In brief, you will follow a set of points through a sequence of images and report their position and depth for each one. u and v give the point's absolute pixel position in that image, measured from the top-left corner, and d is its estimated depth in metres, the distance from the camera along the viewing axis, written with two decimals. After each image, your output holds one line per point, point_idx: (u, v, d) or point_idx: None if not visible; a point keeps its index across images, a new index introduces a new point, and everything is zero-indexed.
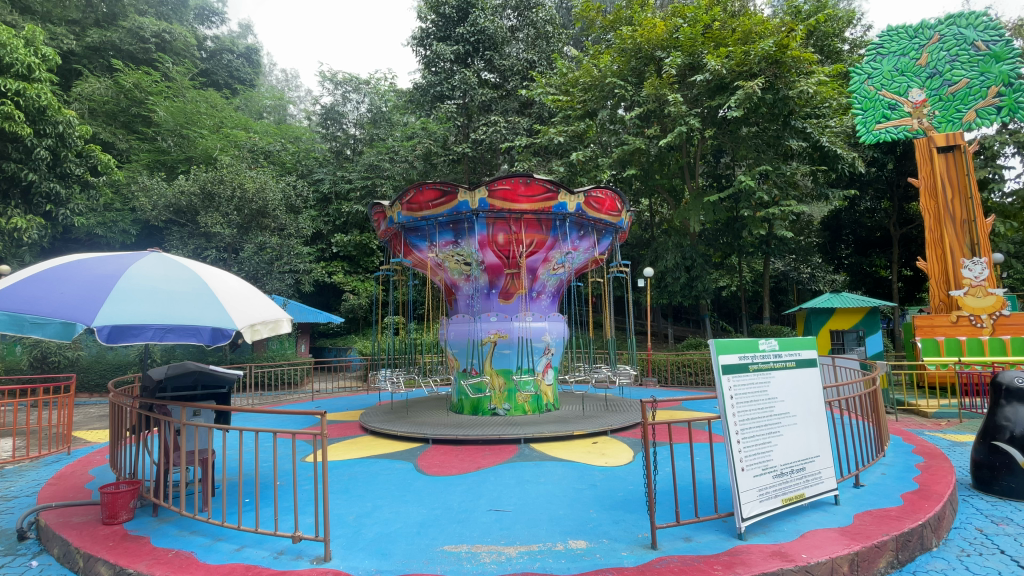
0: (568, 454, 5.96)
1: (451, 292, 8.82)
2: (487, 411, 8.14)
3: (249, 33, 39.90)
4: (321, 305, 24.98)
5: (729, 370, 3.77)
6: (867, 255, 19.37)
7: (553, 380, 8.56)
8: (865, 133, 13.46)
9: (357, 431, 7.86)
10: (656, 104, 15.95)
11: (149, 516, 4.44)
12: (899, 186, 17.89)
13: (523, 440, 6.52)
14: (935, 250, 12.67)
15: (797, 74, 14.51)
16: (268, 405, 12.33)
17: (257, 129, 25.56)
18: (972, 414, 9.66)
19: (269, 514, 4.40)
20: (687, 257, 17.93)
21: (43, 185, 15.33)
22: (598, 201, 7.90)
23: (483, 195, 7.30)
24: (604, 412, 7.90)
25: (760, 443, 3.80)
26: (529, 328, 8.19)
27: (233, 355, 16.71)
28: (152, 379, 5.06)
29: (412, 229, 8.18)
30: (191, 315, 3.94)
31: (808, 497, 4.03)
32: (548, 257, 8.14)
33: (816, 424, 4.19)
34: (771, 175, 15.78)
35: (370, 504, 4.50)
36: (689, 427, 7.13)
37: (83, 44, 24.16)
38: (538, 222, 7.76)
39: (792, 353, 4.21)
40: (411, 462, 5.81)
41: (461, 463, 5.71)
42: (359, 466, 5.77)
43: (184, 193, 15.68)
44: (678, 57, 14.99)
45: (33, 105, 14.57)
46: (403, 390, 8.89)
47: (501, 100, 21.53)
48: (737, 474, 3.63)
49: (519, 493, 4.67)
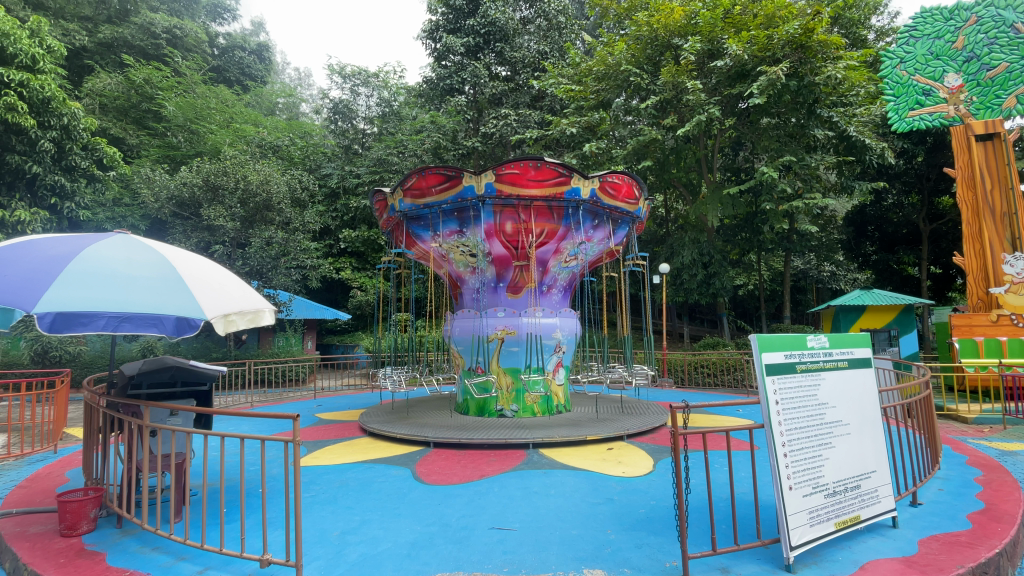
0: (581, 461, 5.41)
1: (456, 286, 8.30)
2: (493, 412, 7.64)
3: (261, 31, 39.92)
4: (329, 301, 24.72)
5: (774, 371, 3.20)
6: (893, 251, 18.39)
7: (565, 380, 7.99)
8: (902, 119, 12.62)
9: (355, 432, 7.38)
10: (674, 93, 15.29)
11: (112, 528, 4.00)
12: (929, 179, 17.01)
13: (532, 444, 5.99)
14: (972, 245, 11.70)
15: (825, 59, 13.69)
16: (269, 402, 11.95)
17: (266, 124, 25.30)
18: (1018, 421, 8.91)
19: (246, 527, 3.93)
20: (704, 253, 17.25)
21: (48, 177, 15.13)
22: (614, 187, 7.30)
23: (489, 179, 6.77)
24: (619, 415, 7.34)
25: (810, 457, 3.23)
26: (539, 324, 7.65)
27: (238, 351, 16.39)
28: (124, 375, 4.63)
29: (415, 218, 7.73)
30: (152, 302, 3.49)
31: (864, 520, 3.48)
32: (559, 248, 7.59)
33: (871, 435, 3.64)
34: (795, 166, 15.02)
35: (358, 518, 4.01)
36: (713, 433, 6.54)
37: (95, 40, 24.13)
38: (548, 210, 7.20)
39: (844, 351, 3.63)
40: (408, 468, 5.31)
41: (463, 471, 5.17)
42: (353, 471, 5.28)
43: (187, 185, 15.27)
44: (697, 43, 14.30)
45: (37, 96, 14.32)
46: (404, 390, 8.39)
47: (512, 92, 21.00)
48: (783, 492, 3.07)
49: (527, 508, 4.13)
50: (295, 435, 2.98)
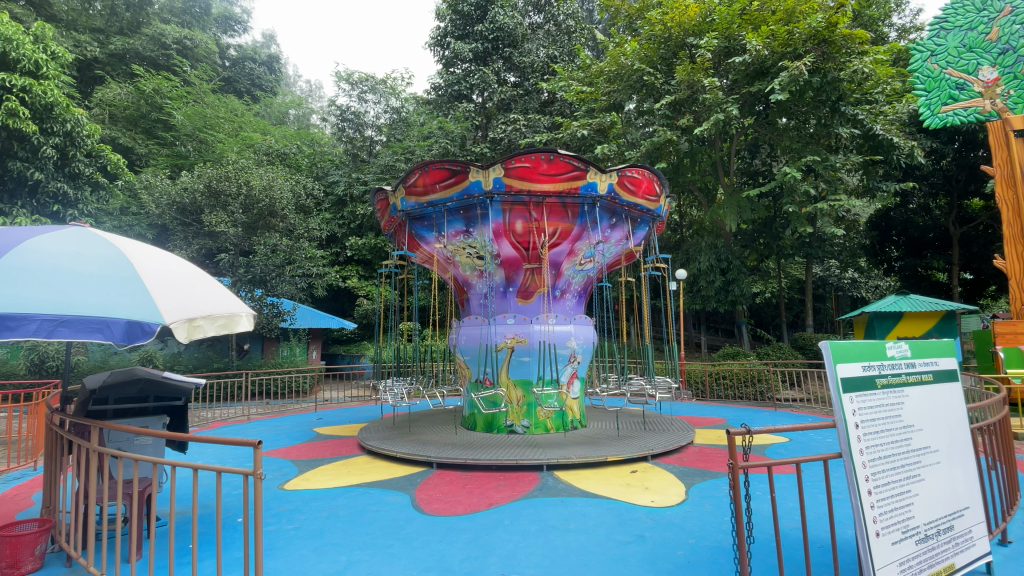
0: (602, 487, 4.77)
1: (462, 291, 7.74)
2: (503, 428, 7.03)
3: (272, 43, 40.23)
4: (336, 310, 24.31)
5: (852, 387, 2.60)
6: (921, 256, 17.43)
7: (580, 394, 7.37)
8: (934, 114, 9.92)
9: (354, 449, 6.82)
10: (689, 92, 14.65)
11: (61, 568, 3.46)
12: (958, 180, 16.15)
13: (546, 466, 5.35)
14: (1015, 247, 9.45)
15: (849, 54, 13.07)
16: (270, 414, 11.46)
17: (274, 133, 25.07)
18: None
19: (211, 570, 3.35)
20: (722, 259, 16.63)
21: (50, 184, 14.81)
22: (633, 182, 6.66)
23: (498, 174, 6.19)
24: (642, 432, 6.69)
25: (896, 495, 2.64)
26: (552, 332, 7.05)
27: (240, 360, 15.97)
28: (87, 389, 4.14)
29: (419, 218, 7.19)
30: (98, 303, 3.01)
31: (959, 569, 2.86)
32: (574, 249, 7.00)
33: (962, 462, 3.03)
34: (818, 167, 14.36)
35: (344, 558, 3.42)
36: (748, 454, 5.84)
37: (106, 52, 24.31)
38: (562, 208, 6.61)
39: (928, 363, 3.02)
40: (407, 495, 4.71)
41: (469, 498, 4.55)
42: (345, 498, 4.68)
43: (188, 190, 14.84)
44: (714, 40, 13.72)
45: (40, 101, 14.17)
46: (407, 403, 7.81)
47: (522, 98, 20.63)
48: (866, 534, 2.48)
49: (543, 547, 3.51)
50: (256, 466, 2.39)
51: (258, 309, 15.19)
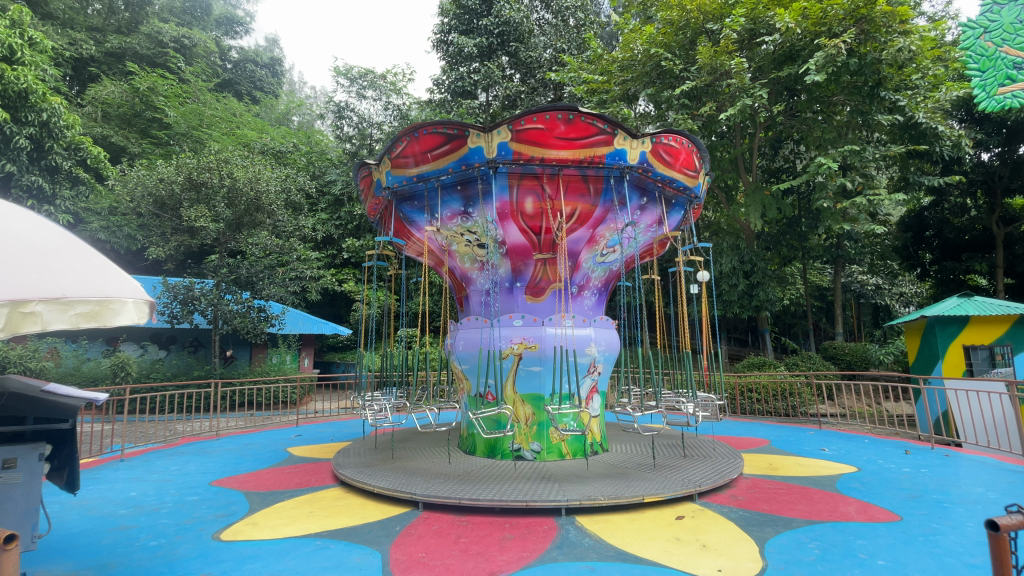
0: (644, 545, 3.49)
1: (462, 287, 6.59)
2: (507, 453, 5.78)
3: (274, 47, 39.55)
4: (332, 316, 23.09)
5: None
6: (958, 259, 16.11)
7: (600, 412, 6.13)
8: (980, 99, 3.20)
9: (327, 479, 5.55)
10: (712, 77, 13.32)
11: None
12: (1001, 176, 14.79)
13: (565, 509, 4.08)
14: None
15: (891, 33, 11.75)
16: (249, 429, 10.26)
17: (271, 132, 24.02)
18: None
19: None
20: (745, 261, 15.55)
21: (24, 177, 13.68)
22: (669, 151, 5.42)
23: (503, 138, 4.95)
24: (681, 461, 5.41)
25: None
26: (569, 337, 5.84)
27: (224, 370, 14.76)
28: None
29: (408, 198, 5.99)
30: None
31: None
32: (595, 235, 5.82)
33: None
34: (854, 159, 13.06)
35: None
36: (830, 504, 4.48)
37: (102, 50, 23.31)
38: (582, 182, 5.39)
39: None
40: (377, 555, 3.45)
41: (462, 563, 3.27)
42: (292, 559, 3.43)
43: (165, 181, 13.51)
44: (739, 20, 12.52)
45: (12, 88, 13.10)
46: (393, 421, 6.52)
47: (529, 94, 19.48)
48: None
49: None
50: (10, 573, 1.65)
51: (243, 313, 13.92)
